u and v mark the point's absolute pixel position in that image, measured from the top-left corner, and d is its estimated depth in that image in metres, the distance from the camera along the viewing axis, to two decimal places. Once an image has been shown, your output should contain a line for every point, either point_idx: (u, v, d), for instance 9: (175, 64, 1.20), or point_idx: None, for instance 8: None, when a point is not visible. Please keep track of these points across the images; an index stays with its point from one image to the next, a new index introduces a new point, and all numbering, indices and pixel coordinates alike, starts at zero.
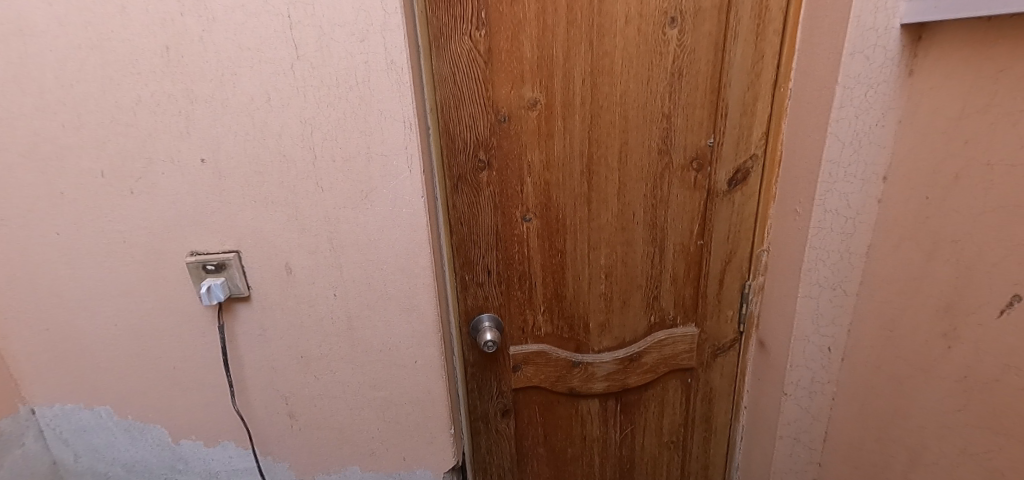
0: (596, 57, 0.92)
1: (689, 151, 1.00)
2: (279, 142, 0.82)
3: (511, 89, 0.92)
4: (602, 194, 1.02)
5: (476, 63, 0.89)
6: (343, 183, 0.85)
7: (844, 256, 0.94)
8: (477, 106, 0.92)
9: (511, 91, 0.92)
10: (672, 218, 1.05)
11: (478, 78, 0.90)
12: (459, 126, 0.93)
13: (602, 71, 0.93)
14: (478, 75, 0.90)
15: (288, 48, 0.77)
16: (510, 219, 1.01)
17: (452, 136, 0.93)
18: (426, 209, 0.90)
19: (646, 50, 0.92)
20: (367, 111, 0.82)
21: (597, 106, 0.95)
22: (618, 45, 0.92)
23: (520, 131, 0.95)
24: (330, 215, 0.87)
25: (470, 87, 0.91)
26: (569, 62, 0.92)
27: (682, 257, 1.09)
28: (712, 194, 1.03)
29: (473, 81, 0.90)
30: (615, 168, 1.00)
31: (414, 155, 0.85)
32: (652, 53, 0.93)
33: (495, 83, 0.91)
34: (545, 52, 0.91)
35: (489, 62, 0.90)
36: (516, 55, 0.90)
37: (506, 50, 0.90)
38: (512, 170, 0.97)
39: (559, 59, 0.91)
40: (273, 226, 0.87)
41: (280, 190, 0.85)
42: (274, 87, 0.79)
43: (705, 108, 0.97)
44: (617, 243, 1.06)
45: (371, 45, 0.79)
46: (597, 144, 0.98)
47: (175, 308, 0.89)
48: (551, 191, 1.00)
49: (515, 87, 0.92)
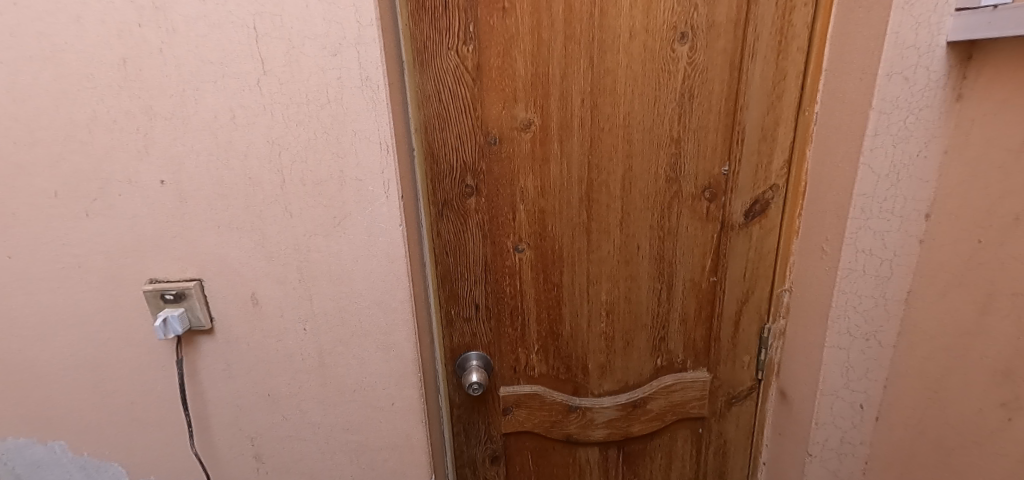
0: (597, 75, 0.83)
1: (701, 179, 0.90)
2: (245, 162, 0.75)
3: (503, 110, 0.84)
4: (604, 224, 0.93)
5: (464, 81, 0.82)
6: (314, 208, 0.78)
7: (878, 302, 0.83)
8: (465, 126, 0.84)
9: (503, 111, 0.84)
10: (681, 252, 0.95)
11: (465, 97, 0.83)
12: (445, 148, 0.85)
13: (603, 91, 0.84)
14: (466, 94, 0.82)
15: (256, 63, 0.71)
16: (501, 249, 0.92)
17: (437, 159, 0.85)
18: (406, 238, 0.82)
19: (652, 68, 0.83)
20: (339, 131, 0.75)
21: (598, 128, 0.87)
22: (622, 63, 0.83)
23: (513, 154, 0.87)
24: (299, 243, 0.80)
25: (457, 106, 0.83)
26: (566, 80, 0.83)
27: (692, 295, 0.98)
28: (726, 227, 0.93)
29: (460, 100, 0.83)
30: (618, 197, 0.91)
31: (392, 179, 0.77)
32: (659, 71, 0.84)
33: (484, 102, 0.83)
34: (540, 69, 0.82)
35: (477, 80, 0.82)
36: (507, 72, 0.82)
37: (496, 67, 0.82)
38: (504, 197, 0.89)
39: (555, 77, 0.83)
40: (238, 253, 0.80)
41: (246, 214, 0.78)
42: (240, 103, 0.73)
43: (720, 132, 0.87)
44: (619, 278, 0.97)
45: (343, 60, 0.72)
46: (598, 170, 0.89)
47: (133, 338, 0.83)
48: (547, 219, 0.91)
49: (507, 107, 0.84)
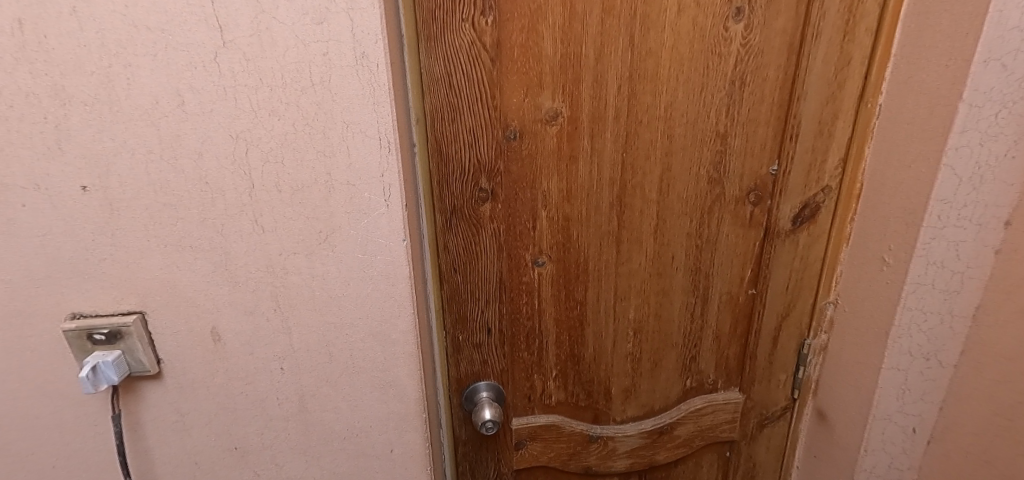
0: (638, 58, 0.70)
1: (747, 180, 0.79)
2: (199, 162, 0.58)
3: (525, 98, 0.70)
4: (635, 232, 0.81)
5: (479, 62, 0.67)
6: (293, 220, 0.62)
7: (944, 320, 0.74)
8: (480, 119, 0.70)
9: (525, 99, 0.70)
10: (718, 262, 0.84)
11: (481, 81, 0.68)
12: (455, 144, 0.70)
13: (644, 77, 0.71)
14: (482, 77, 0.68)
15: (211, 30, 0.53)
16: (517, 262, 0.79)
17: (445, 157, 0.71)
18: (409, 255, 0.67)
19: (701, 50, 0.70)
20: (326, 124, 0.58)
21: (635, 120, 0.73)
22: (667, 44, 0.69)
23: (535, 151, 0.73)
24: (273, 264, 0.63)
25: (470, 93, 0.68)
26: (601, 63, 0.69)
27: (728, 309, 0.88)
28: (771, 234, 0.82)
29: (475, 85, 0.68)
30: (653, 200, 0.79)
31: (394, 184, 0.62)
32: (709, 54, 0.71)
33: (503, 88, 0.69)
34: (571, 49, 0.68)
35: (496, 60, 0.67)
36: (532, 52, 0.68)
37: (519, 44, 0.67)
38: (524, 202, 0.76)
39: (589, 59, 0.69)
40: (191, 279, 0.62)
41: (202, 229, 0.60)
42: (191, 85, 0.55)
43: (771, 127, 0.76)
44: (650, 292, 0.85)
45: (330, 30, 0.55)
46: (632, 170, 0.76)
47: (51, 390, 0.64)
48: (571, 228, 0.79)
49: (530, 95, 0.70)
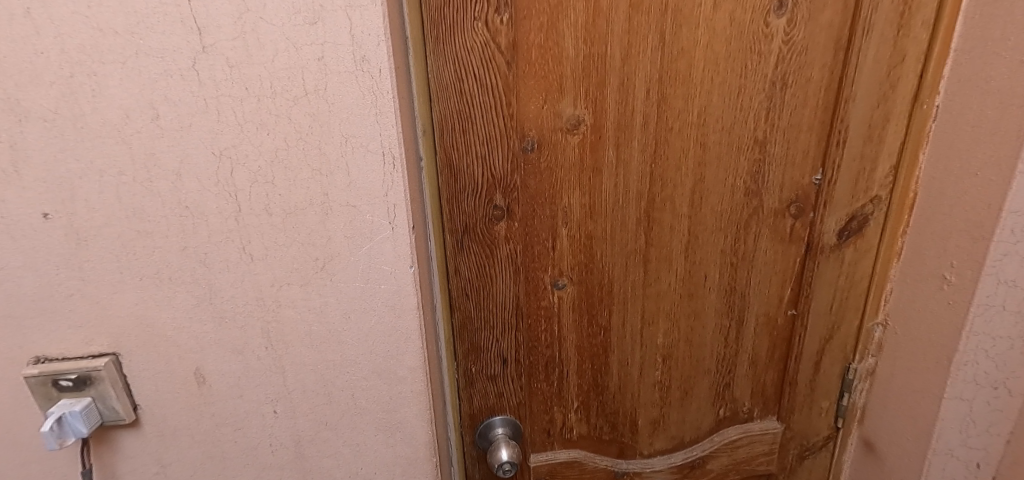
0: (668, 59, 0.63)
1: (787, 191, 0.71)
2: (177, 184, 0.51)
3: (544, 105, 0.63)
4: (664, 251, 0.73)
5: (493, 66, 0.60)
6: (286, 247, 0.55)
7: (1014, 344, 0.66)
8: (494, 128, 0.63)
9: (544, 106, 0.63)
10: (755, 281, 0.76)
11: (495, 87, 0.61)
12: (466, 158, 0.63)
13: (675, 79, 0.64)
14: (496, 82, 0.61)
15: (189, 33, 0.46)
16: (535, 286, 0.71)
17: (455, 171, 0.64)
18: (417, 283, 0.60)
19: (738, 49, 0.63)
20: (322, 138, 0.52)
21: (666, 127, 0.66)
22: (700, 42, 0.62)
23: (555, 163, 0.66)
24: (264, 297, 0.56)
25: (483, 100, 0.61)
26: (629, 65, 0.62)
27: (766, 332, 0.80)
28: (814, 251, 0.74)
29: (488, 91, 0.61)
30: (684, 216, 0.71)
31: (399, 204, 0.55)
32: (747, 52, 0.64)
33: (520, 94, 0.62)
34: (595, 50, 0.61)
35: (512, 64, 0.60)
36: (552, 53, 0.61)
37: (537, 45, 0.60)
38: (543, 220, 0.68)
39: (615, 60, 0.62)
40: (172, 315, 0.55)
41: (183, 259, 0.53)
42: (166, 97, 0.48)
43: (815, 133, 0.68)
44: (680, 316, 0.77)
45: (326, 31, 0.48)
46: (662, 183, 0.69)
47: (15, 442, 0.56)
48: (595, 247, 0.71)
49: (549, 101, 0.63)
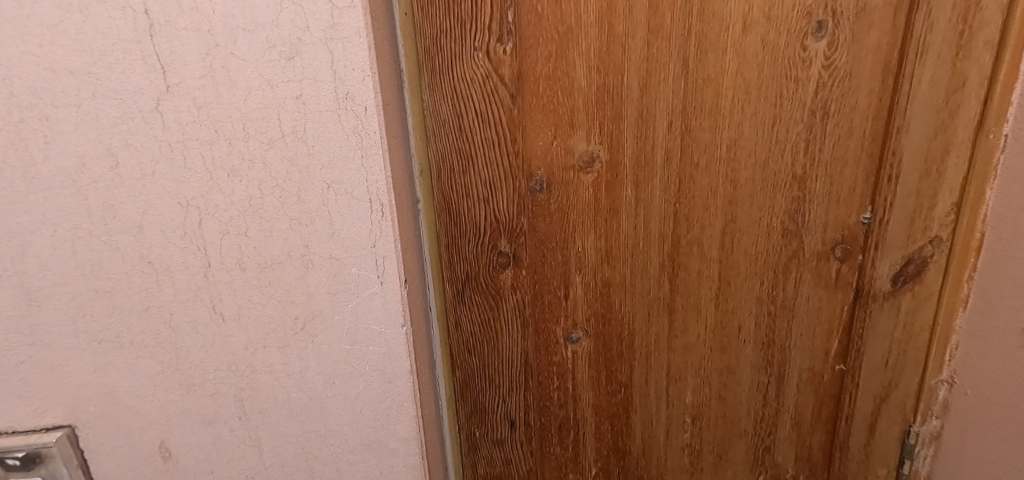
0: (691, 88, 0.56)
1: (831, 231, 0.63)
2: (139, 238, 0.45)
3: (553, 140, 0.57)
4: (691, 298, 0.65)
5: (496, 99, 0.54)
6: (261, 306, 0.48)
7: None
8: (498, 167, 0.57)
9: (553, 142, 0.57)
10: (797, 333, 0.67)
11: (498, 122, 0.55)
12: (467, 200, 0.58)
13: (699, 109, 0.57)
14: (500, 117, 0.55)
15: (151, 72, 0.41)
16: (546, 339, 0.64)
17: (455, 214, 0.58)
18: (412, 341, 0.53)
19: (773, 75, 0.56)
20: (301, 183, 0.46)
21: (692, 163, 0.59)
22: (729, 69, 0.56)
23: (566, 205, 0.59)
24: (237, 361, 0.50)
25: (486, 137, 0.55)
26: (647, 95, 0.56)
27: (810, 388, 0.70)
28: (863, 297, 0.65)
29: (491, 126, 0.55)
30: (714, 260, 0.64)
31: (388, 256, 0.49)
32: (783, 78, 0.56)
33: (526, 130, 0.56)
34: (609, 80, 0.55)
35: (517, 96, 0.55)
36: (561, 84, 0.55)
37: (544, 76, 0.54)
38: (554, 267, 0.61)
39: (632, 91, 0.56)
40: (135, 381, 0.49)
41: (147, 320, 0.47)
42: (126, 142, 0.43)
43: (862, 166, 0.60)
44: (711, 371, 0.69)
45: (304, 66, 0.43)
46: (687, 224, 0.62)
47: None
48: (612, 295, 0.64)
49: (559, 136, 0.57)
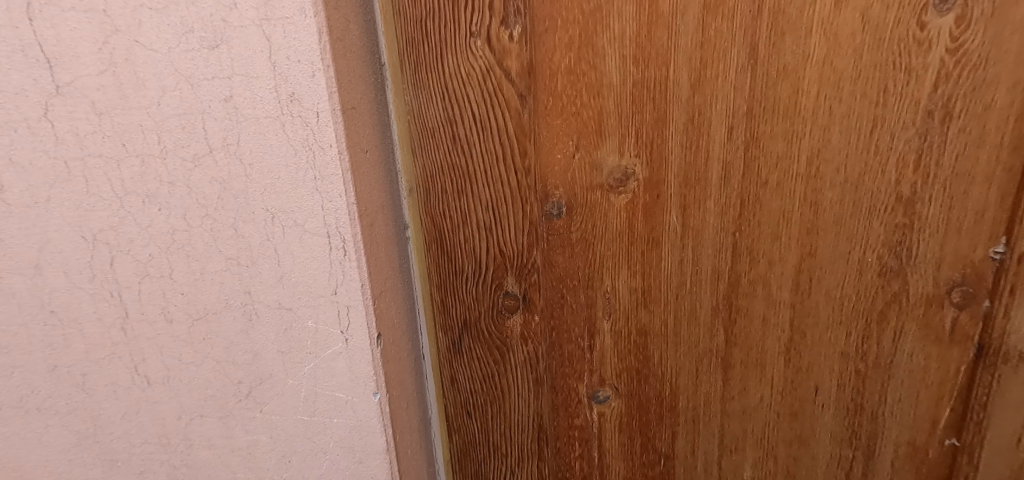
0: (761, 82, 0.43)
1: (946, 269, 0.48)
2: (36, 281, 0.35)
3: (576, 153, 0.45)
4: (753, 352, 0.54)
5: (501, 101, 0.43)
6: (195, 367, 0.38)
7: None
8: (505, 190, 0.46)
9: (576, 154, 0.46)
10: (894, 398, 0.53)
11: (504, 130, 0.44)
12: (466, 227, 0.48)
13: (771, 110, 0.44)
14: (506, 124, 0.44)
15: (34, 67, 0.31)
16: (566, 390, 0.55)
17: (453, 242, 0.48)
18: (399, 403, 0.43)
19: (873, 65, 0.42)
20: (238, 212, 0.35)
21: (759, 180, 0.47)
22: (813, 56, 0.43)
23: (592, 235, 0.49)
24: (169, 434, 0.39)
25: (488, 149, 0.45)
26: (700, 93, 0.44)
27: (909, 469, 0.56)
28: (989, 358, 0.50)
29: (495, 136, 0.44)
30: (785, 305, 0.51)
31: (354, 306, 0.37)
32: (888, 67, 0.42)
33: (539, 141, 0.45)
34: (649, 75, 0.43)
35: (527, 97, 0.43)
36: (586, 81, 0.43)
37: (564, 69, 0.43)
38: (576, 311, 0.51)
39: (680, 88, 0.44)
40: (47, 455, 0.39)
41: (55, 382, 0.38)
42: (10, 160, 0.33)
43: (996, 186, 0.45)
44: (778, 442, 0.57)
45: (233, 57, 0.32)
46: (749, 258, 0.50)
47: None
48: (651, 347, 0.53)
49: (583, 150, 0.45)
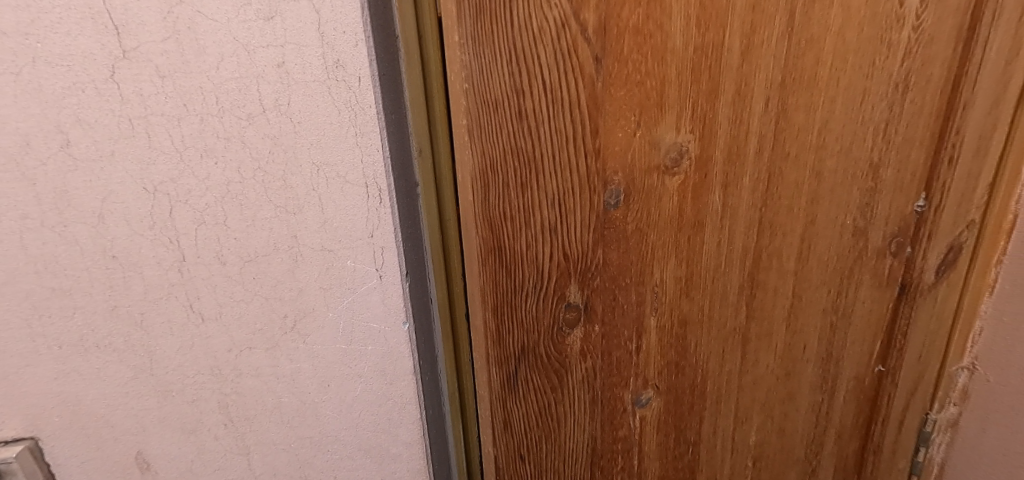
0: (792, 53, 0.53)
1: (891, 224, 0.64)
2: (99, 229, 0.39)
3: (636, 130, 0.52)
4: (765, 324, 0.66)
5: (577, 67, 0.48)
6: (246, 304, 0.43)
7: None
8: (574, 186, 0.52)
9: (636, 133, 0.52)
10: (851, 341, 0.69)
11: (576, 103, 0.49)
12: (529, 207, 0.52)
13: (799, 83, 0.54)
14: (580, 97, 0.49)
15: (102, 33, 0.35)
16: (614, 378, 0.63)
17: (519, 246, 0.54)
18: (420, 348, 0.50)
19: (868, 39, 0.54)
20: (286, 165, 0.40)
21: (782, 154, 0.57)
22: (832, 27, 0.52)
23: (645, 219, 0.56)
24: (221, 366, 0.45)
25: (558, 126, 0.50)
26: (748, 62, 0.52)
27: (854, 397, 0.74)
28: (909, 291, 0.67)
29: (567, 114, 0.50)
30: (790, 273, 0.64)
31: (388, 247, 0.44)
32: (877, 41, 0.54)
33: (606, 120, 0.51)
34: (707, 43, 0.50)
35: (601, 60, 0.48)
36: (650, 41, 0.49)
37: (633, 27, 0.48)
38: (628, 310, 0.60)
39: (732, 56, 0.51)
40: (104, 389, 0.44)
41: (114, 321, 0.42)
42: (77, 117, 0.36)
43: (925, 145, 0.61)
44: (774, 401, 0.72)
45: (286, 28, 0.37)
46: (770, 233, 0.61)
47: None
48: (688, 331, 0.63)
49: (642, 131, 0.52)
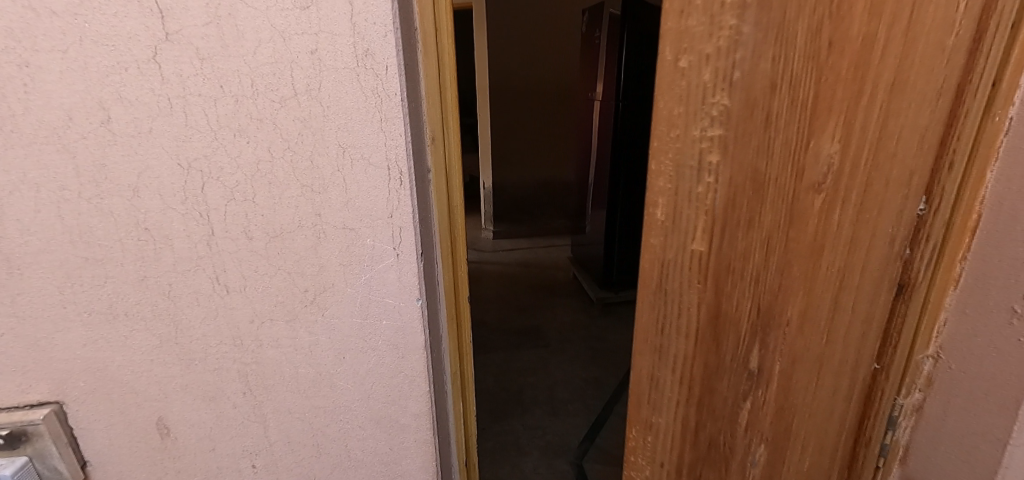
0: (900, 57, 0.44)
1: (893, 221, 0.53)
2: (133, 202, 0.41)
3: (806, 141, 0.42)
4: (849, 352, 0.58)
5: (819, 60, 0.40)
6: (269, 277, 0.46)
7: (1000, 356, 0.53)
8: (766, 209, 0.44)
9: (808, 148, 0.43)
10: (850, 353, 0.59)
11: (806, 102, 0.41)
12: (731, 233, 0.43)
13: (895, 88, 0.45)
14: (793, 100, 0.40)
15: (147, 16, 0.37)
16: (751, 444, 0.55)
17: (725, 290, 0.45)
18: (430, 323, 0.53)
19: (932, 43, 0.45)
20: (314, 147, 0.42)
21: (878, 166, 0.48)
22: (923, 28, 0.44)
23: (794, 252, 0.47)
24: (242, 336, 0.47)
25: (787, 139, 0.41)
26: (901, 69, 0.45)
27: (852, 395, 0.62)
28: (907, 292, 0.58)
29: (800, 126, 0.41)
30: (852, 291, 0.53)
31: (405, 228, 0.46)
32: (933, 40, 0.45)
33: (812, 130, 0.42)
34: (871, 38, 0.42)
35: (829, 56, 0.40)
36: (843, 35, 0.40)
37: (842, 27, 0.40)
38: (766, 356, 0.50)
39: (886, 63, 0.44)
40: (129, 356, 0.46)
41: (142, 291, 0.44)
42: (119, 95, 0.38)
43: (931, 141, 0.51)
44: (829, 431, 0.62)
45: (320, 17, 0.39)
46: (862, 254, 0.52)
47: None
48: (795, 373, 0.54)
49: (817, 146, 0.43)
